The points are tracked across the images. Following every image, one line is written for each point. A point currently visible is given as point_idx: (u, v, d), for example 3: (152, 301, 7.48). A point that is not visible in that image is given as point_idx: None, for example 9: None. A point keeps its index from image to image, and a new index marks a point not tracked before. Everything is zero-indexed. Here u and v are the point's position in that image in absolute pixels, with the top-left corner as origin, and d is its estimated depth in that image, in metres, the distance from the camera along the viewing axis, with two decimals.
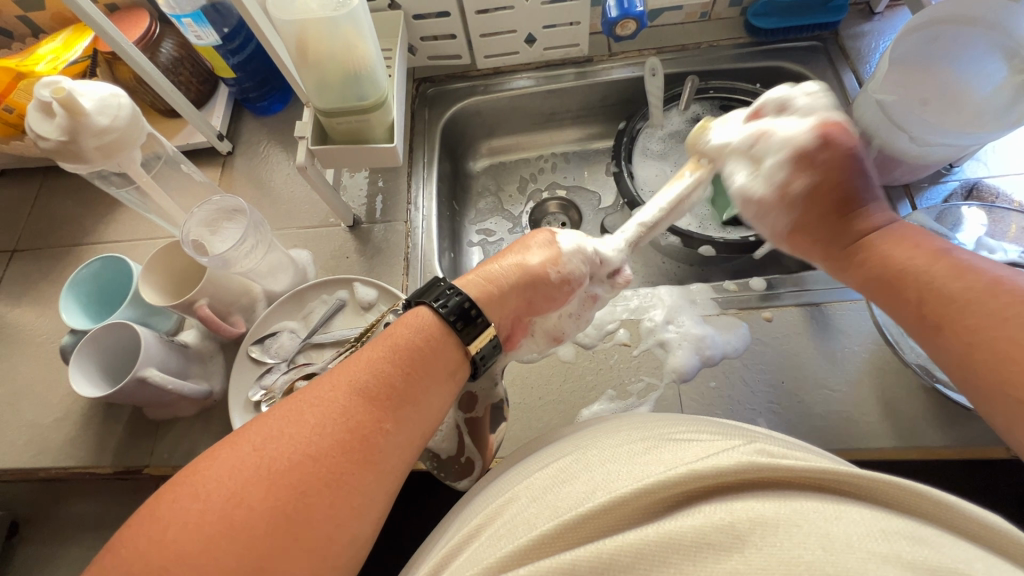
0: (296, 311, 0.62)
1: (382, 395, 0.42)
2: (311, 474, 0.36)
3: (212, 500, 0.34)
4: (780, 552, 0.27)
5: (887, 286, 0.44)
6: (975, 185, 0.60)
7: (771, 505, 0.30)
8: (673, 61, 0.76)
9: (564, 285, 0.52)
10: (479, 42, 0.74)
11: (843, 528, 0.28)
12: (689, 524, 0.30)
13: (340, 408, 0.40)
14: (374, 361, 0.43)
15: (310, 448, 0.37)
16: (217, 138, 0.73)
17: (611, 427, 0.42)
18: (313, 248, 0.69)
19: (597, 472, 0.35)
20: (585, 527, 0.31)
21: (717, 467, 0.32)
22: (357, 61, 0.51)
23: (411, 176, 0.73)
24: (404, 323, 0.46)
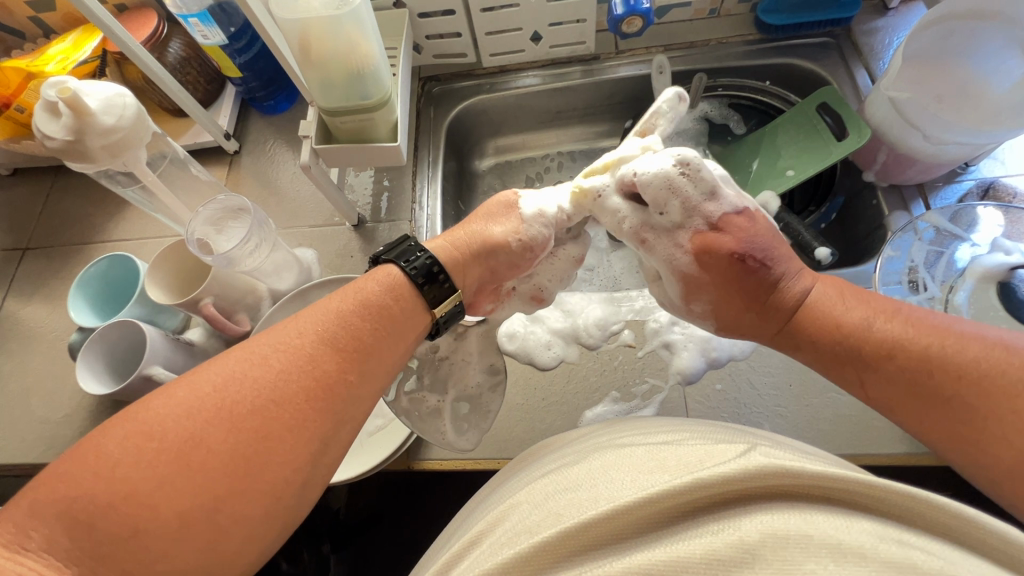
0: (300, 310, 0.62)
1: (351, 348, 0.42)
2: (272, 418, 0.37)
3: (170, 437, 0.35)
4: (791, 566, 0.27)
5: (839, 367, 0.43)
6: (992, 184, 0.58)
7: (781, 517, 0.29)
8: (682, 58, 0.75)
9: (521, 257, 0.52)
10: (485, 41, 0.73)
11: (854, 541, 0.28)
12: (700, 541, 0.29)
13: (305, 356, 0.40)
14: (342, 314, 0.43)
15: (271, 392, 0.38)
16: (224, 137, 0.73)
17: (612, 433, 0.42)
18: (318, 247, 0.69)
19: (602, 479, 0.35)
20: (588, 535, 0.31)
21: (724, 477, 0.31)
22: (361, 60, 0.51)
23: (416, 175, 0.73)
24: (372, 281, 0.46)
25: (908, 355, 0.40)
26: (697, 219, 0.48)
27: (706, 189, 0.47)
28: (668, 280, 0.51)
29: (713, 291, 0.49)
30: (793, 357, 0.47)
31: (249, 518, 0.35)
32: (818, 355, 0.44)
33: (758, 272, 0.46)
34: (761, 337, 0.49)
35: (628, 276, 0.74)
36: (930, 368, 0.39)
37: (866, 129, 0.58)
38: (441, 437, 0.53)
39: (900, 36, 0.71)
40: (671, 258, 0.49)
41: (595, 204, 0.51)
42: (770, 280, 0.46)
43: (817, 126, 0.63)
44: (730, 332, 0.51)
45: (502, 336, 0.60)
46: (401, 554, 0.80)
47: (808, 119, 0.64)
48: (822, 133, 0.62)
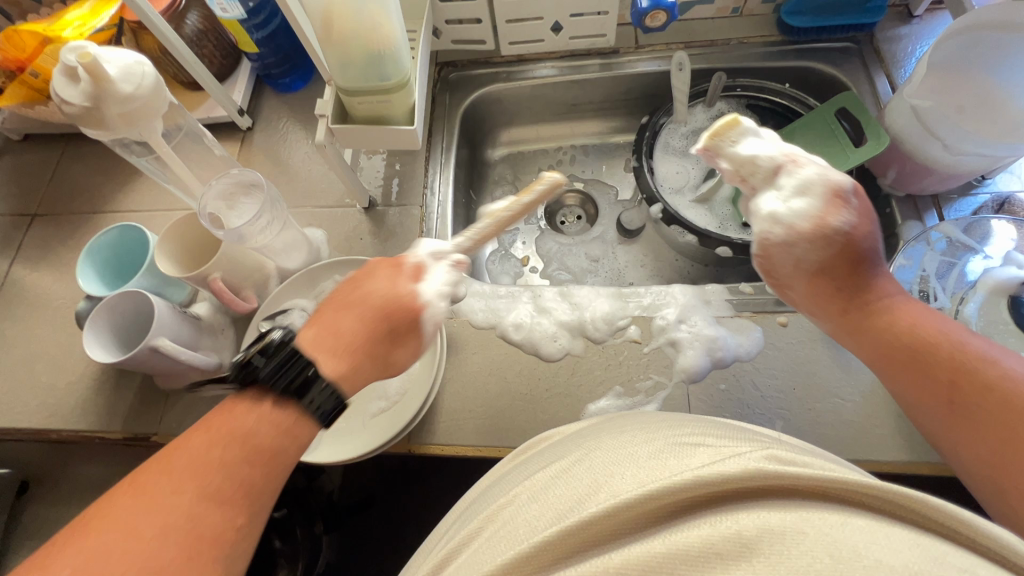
0: (308, 290, 0.63)
1: (229, 498, 0.34)
2: None
3: (121, 536, 0.31)
4: (789, 558, 0.27)
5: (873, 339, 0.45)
6: (1008, 199, 0.58)
7: (778, 513, 0.29)
8: (700, 57, 0.74)
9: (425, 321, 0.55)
10: (505, 29, 0.73)
11: (850, 536, 0.27)
12: (696, 534, 0.29)
13: (183, 512, 0.33)
14: (211, 459, 0.35)
15: (226, 481, 0.35)
16: (238, 113, 0.73)
17: (614, 426, 0.42)
18: (328, 227, 0.69)
19: (602, 473, 0.35)
20: (590, 531, 0.31)
21: (725, 476, 0.31)
22: (382, 40, 0.50)
23: (429, 161, 0.73)
24: (242, 417, 0.37)
25: (976, 377, 0.39)
26: (827, 180, 0.48)
27: (766, 174, 0.49)
28: (752, 225, 0.51)
29: (812, 248, 0.47)
30: (856, 350, 0.48)
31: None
32: (879, 344, 0.45)
33: (864, 287, 0.46)
34: (830, 318, 0.49)
35: (633, 269, 0.75)
36: (991, 394, 0.38)
37: (884, 136, 0.57)
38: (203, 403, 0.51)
39: (924, 45, 0.70)
40: (779, 214, 0.48)
41: (716, 157, 0.51)
42: (863, 270, 0.47)
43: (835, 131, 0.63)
44: (796, 300, 0.51)
45: (508, 326, 0.60)
46: (397, 533, 0.82)
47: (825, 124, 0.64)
48: (839, 139, 0.62)
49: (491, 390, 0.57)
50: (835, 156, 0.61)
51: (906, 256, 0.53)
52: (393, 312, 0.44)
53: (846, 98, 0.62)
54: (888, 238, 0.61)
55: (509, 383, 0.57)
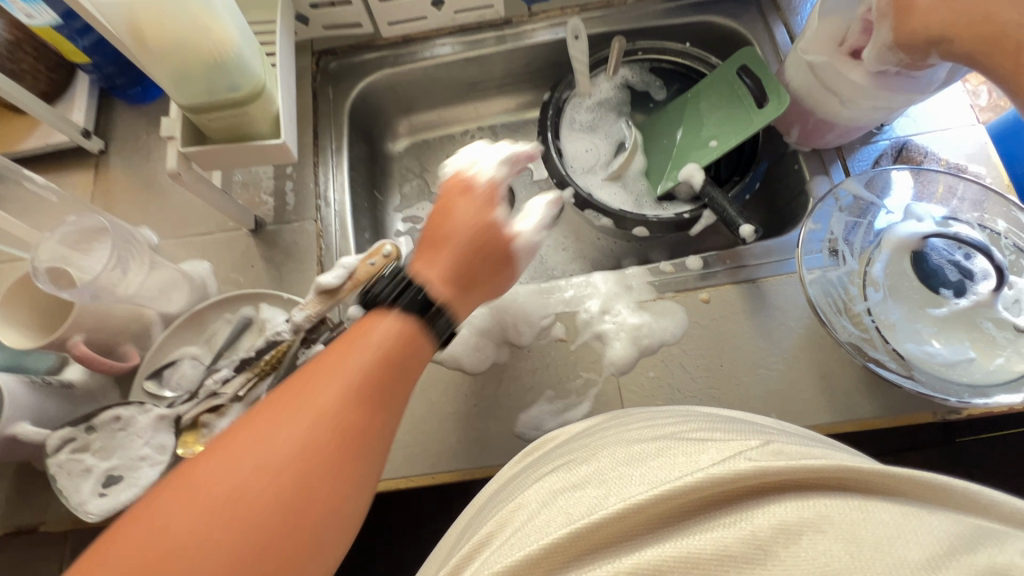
0: (197, 336, 0.56)
1: (344, 432, 0.33)
2: (255, 536, 0.29)
3: (202, 500, 0.29)
4: (804, 558, 0.24)
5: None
6: (905, 144, 0.59)
7: (792, 507, 0.26)
8: (598, 20, 0.69)
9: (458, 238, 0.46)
10: (381, 8, 0.64)
11: (871, 530, 0.24)
12: (712, 538, 0.27)
13: (304, 444, 0.32)
14: (319, 390, 0.34)
15: (299, 440, 0.32)
16: (83, 137, 0.63)
17: (619, 425, 0.39)
18: (214, 257, 0.62)
19: (614, 479, 0.31)
20: (600, 535, 0.28)
21: (739, 471, 0.28)
22: (217, 48, 0.42)
23: (319, 166, 0.66)
24: (376, 330, 0.38)
25: None
26: None
27: None
28: None
29: None
30: None
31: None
32: None
33: None
34: None
35: (555, 254, 0.71)
36: None
37: (783, 92, 0.56)
38: (75, 499, 0.46)
39: None
40: None
41: None
42: None
43: (739, 90, 0.60)
44: None
45: None
46: (355, 559, 0.78)
47: (728, 84, 0.61)
48: (742, 99, 0.60)
49: (416, 416, 0.53)
50: (739, 120, 0.59)
51: (817, 217, 0.51)
52: (505, 261, 0.46)
53: (745, 54, 0.60)
54: (799, 195, 0.60)
55: (435, 405, 0.54)
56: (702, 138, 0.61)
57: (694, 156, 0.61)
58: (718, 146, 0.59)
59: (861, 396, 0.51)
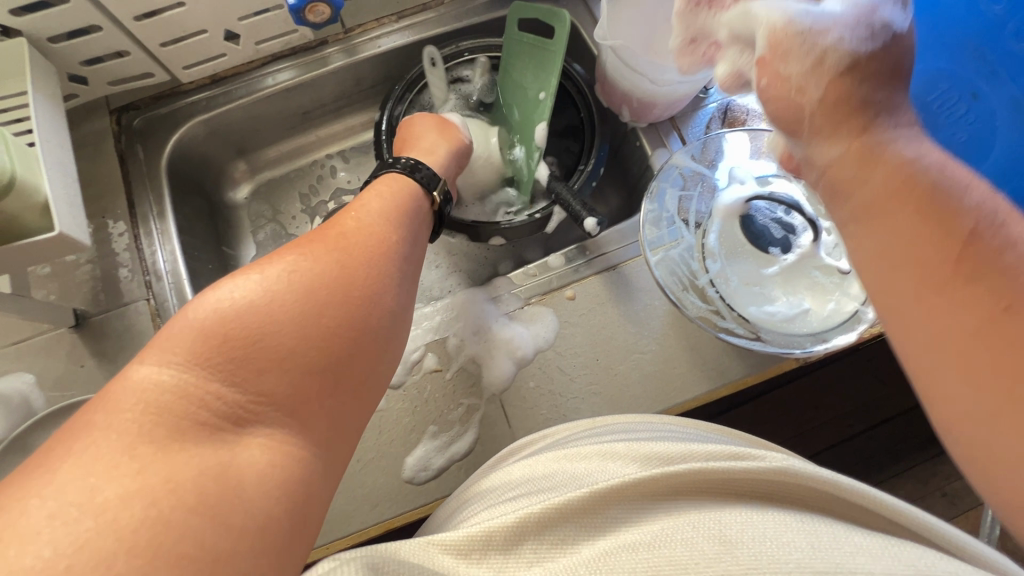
0: (25, 462, 0.49)
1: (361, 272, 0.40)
2: (307, 342, 0.35)
3: (212, 317, 0.34)
4: (755, 552, 0.28)
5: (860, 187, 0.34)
6: (729, 105, 0.60)
7: (751, 512, 0.30)
8: (420, 26, 0.67)
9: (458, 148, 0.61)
10: (165, 54, 0.57)
11: (823, 534, 0.28)
12: (687, 540, 0.30)
13: (317, 276, 0.38)
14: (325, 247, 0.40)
15: (289, 275, 0.37)
16: None
17: (594, 425, 0.42)
18: (35, 365, 0.54)
19: (596, 470, 0.34)
20: (575, 518, 0.32)
21: (704, 470, 0.32)
22: None
23: (142, 239, 0.59)
24: (371, 207, 0.46)
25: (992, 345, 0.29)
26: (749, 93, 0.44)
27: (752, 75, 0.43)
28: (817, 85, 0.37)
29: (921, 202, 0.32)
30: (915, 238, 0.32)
31: (343, 375, 0.36)
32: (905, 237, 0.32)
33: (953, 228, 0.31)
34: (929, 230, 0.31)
35: (427, 273, 0.67)
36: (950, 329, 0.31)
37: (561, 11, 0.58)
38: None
39: None
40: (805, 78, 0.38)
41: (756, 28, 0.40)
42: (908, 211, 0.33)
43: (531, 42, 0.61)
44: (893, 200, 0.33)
45: None
46: None
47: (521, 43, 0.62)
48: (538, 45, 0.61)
49: None
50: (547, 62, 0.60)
51: (655, 195, 0.51)
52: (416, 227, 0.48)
53: (517, 10, 0.61)
54: (646, 171, 0.61)
55: None
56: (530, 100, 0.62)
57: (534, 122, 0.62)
58: (547, 96, 0.60)
59: (730, 360, 0.53)
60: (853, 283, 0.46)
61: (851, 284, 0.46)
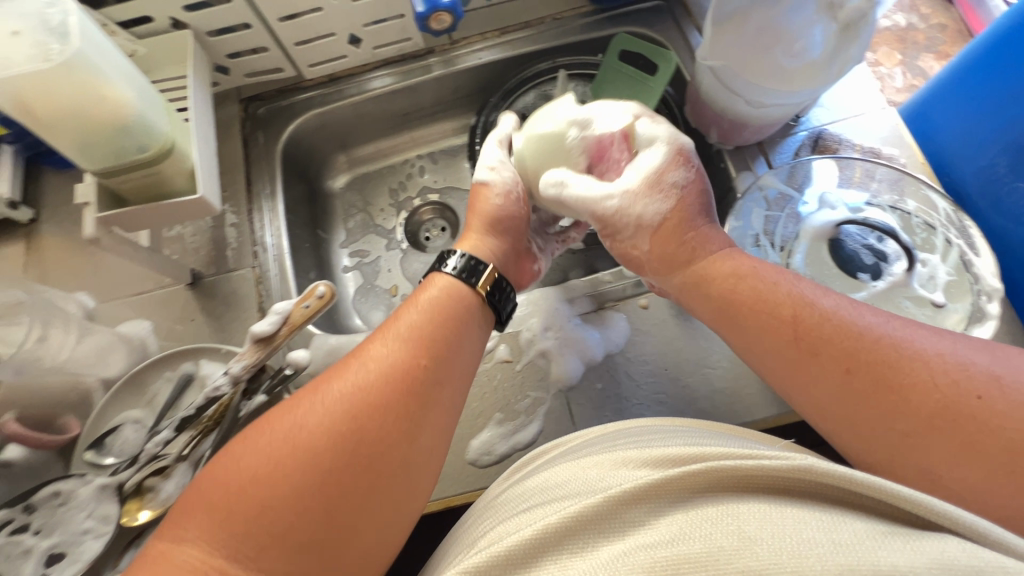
0: (138, 398, 0.55)
1: (404, 386, 0.42)
2: (340, 469, 0.38)
3: (224, 481, 0.37)
4: (787, 548, 0.27)
5: (762, 335, 0.43)
6: (820, 134, 0.60)
7: (774, 509, 0.29)
8: (521, 41, 0.71)
9: (513, 200, 0.55)
10: (297, 51, 0.64)
11: (849, 534, 0.28)
12: (704, 535, 0.29)
13: (360, 399, 0.40)
14: (375, 357, 0.43)
15: (293, 438, 0.38)
16: (9, 208, 0.62)
17: (603, 434, 0.41)
18: (153, 315, 0.61)
19: (603, 475, 0.34)
20: (590, 523, 0.31)
21: (714, 469, 0.31)
22: (113, 111, 0.42)
23: (255, 214, 0.66)
24: (426, 294, 0.48)
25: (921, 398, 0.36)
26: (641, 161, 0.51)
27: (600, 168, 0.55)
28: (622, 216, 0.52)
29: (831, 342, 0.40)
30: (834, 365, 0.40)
31: (335, 539, 0.37)
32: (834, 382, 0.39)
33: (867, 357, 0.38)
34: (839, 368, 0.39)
35: None
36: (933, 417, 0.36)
37: (667, 53, 0.63)
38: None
39: None
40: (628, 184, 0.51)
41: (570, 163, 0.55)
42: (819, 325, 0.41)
43: (629, 72, 0.65)
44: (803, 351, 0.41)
45: None
46: None
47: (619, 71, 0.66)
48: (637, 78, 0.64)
49: None
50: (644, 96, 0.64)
51: (741, 216, 0.52)
52: (474, 305, 0.49)
53: (622, 42, 0.64)
54: (727, 193, 0.62)
55: None
56: None
57: None
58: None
59: None
60: (947, 317, 0.45)
61: (945, 318, 0.45)
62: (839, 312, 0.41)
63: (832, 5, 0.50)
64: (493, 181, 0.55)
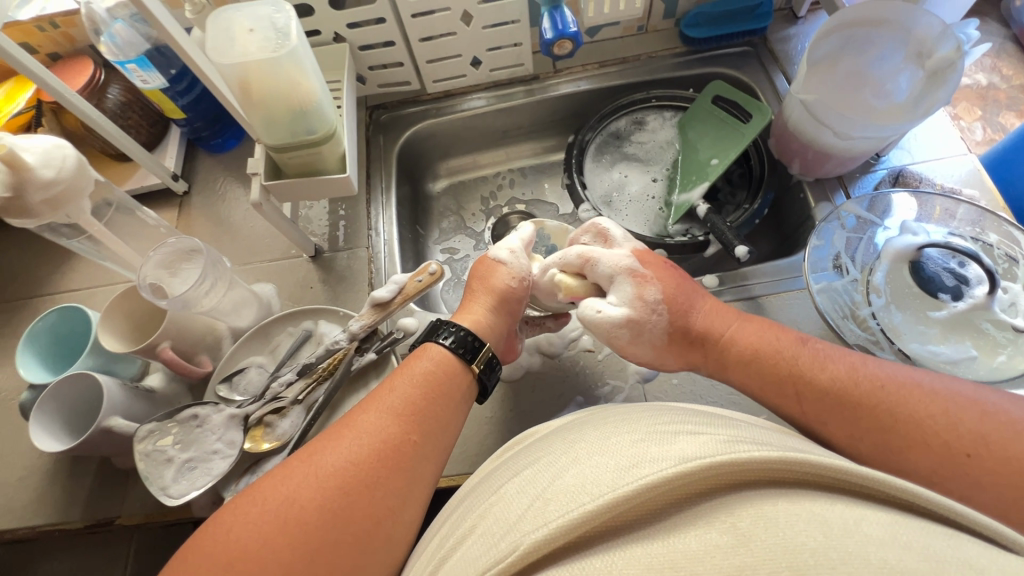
0: (263, 346, 0.63)
1: (389, 454, 0.43)
2: (324, 534, 0.38)
3: (214, 552, 0.37)
4: (784, 541, 0.28)
5: (775, 391, 0.46)
6: (901, 171, 0.64)
7: (770, 499, 0.31)
8: (617, 74, 0.79)
9: (525, 284, 0.57)
10: (427, 68, 0.75)
11: (839, 516, 0.30)
12: (702, 536, 0.30)
13: (351, 466, 0.41)
14: (367, 424, 0.44)
15: (285, 512, 0.38)
16: (172, 179, 0.73)
17: (593, 420, 0.42)
18: (277, 281, 0.70)
19: (587, 466, 0.35)
20: (587, 524, 0.32)
21: (717, 463, 0.32)
22: (302, 97, 0.52)
23: (371, 203, 0.74)
24: (422, 359, 0.49)
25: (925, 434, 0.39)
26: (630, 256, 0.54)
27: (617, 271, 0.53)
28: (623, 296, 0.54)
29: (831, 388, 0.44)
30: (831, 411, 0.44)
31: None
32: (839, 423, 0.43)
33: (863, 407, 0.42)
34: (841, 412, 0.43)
35: None
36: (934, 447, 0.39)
37: (764, 106, 0.68)
38: (158, 485, 0.51)
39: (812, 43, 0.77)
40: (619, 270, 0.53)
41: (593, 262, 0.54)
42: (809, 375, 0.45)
43: (719, 115, 0.72)
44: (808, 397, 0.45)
45: None
46: None
47: (708, 112, 0.72)
48: (726, 122, 0.71)
49: None
50: (733, 135, 0.69)
51: (824, 235, 0.57)
52: (465, 373, 0.50)
53: (716, 88, 0.72)
54: (805, 220, 0.66)
55: (473, 409, 0.58)
56: (703, 159, 0.71)
57: (698, 181, 0.71)
58: (720, 163, 0.69)
59: None
60: None
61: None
62: (849, 368, 0.44)
63: (919, 55, 0.57)
64: (508, 262, 0.57)
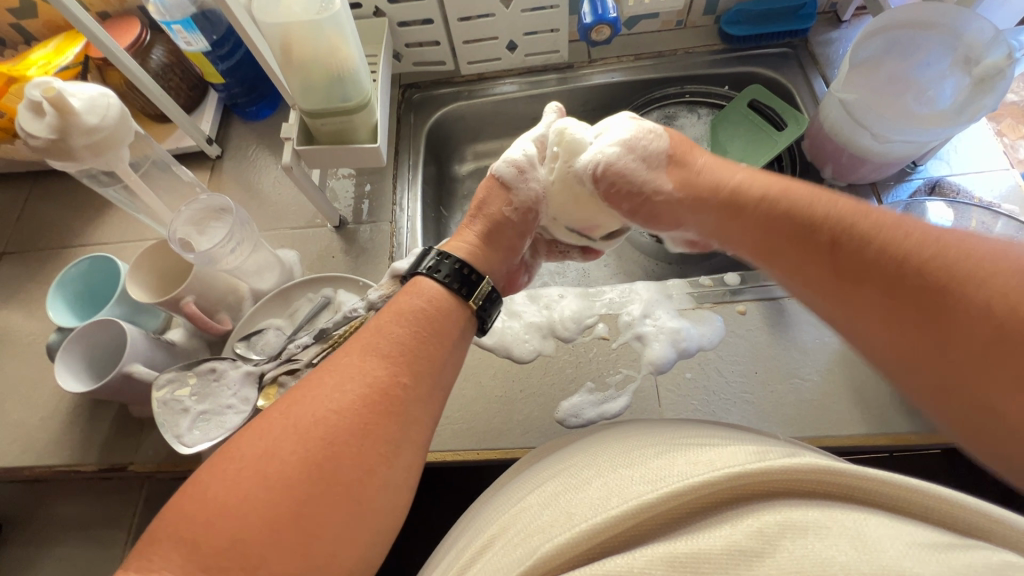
0: (282, 309, 0.64)
1: (379, 395, 0.43)
2: (319, 473, 0.39)
3: (200, 503, 0.37)
4: (812, 554, 0.27)
5: (804, 268, 0.44)
6: (938, 182, 0.63)
7: (802, 509, 0.30)
8: (652, 67, 0.79)
9: (529, 217, 0.57)
10: (463, 49, 0.76)
11: (879, 531, 0.28)
12: (723, 535, 0.29)
13: (341, 407, 0.41)
14: (356, 366, 0.44)
15: (266, 458, 0.38)
16: (206, 142, 0.75)
17: (617, 432, 0.41)
18: (300, 249, 0.71)
19: (610, 477, 0.34)
20: (609, 532, 0.31)
21: (741, 473, 0.31)
22: (341, 64, 0.53)
23: (397, 179, 0.75)
24: (411, 296, 0.49)
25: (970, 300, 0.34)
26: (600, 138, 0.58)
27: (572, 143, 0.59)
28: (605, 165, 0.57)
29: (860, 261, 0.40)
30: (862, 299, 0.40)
31: (316, 556, 0.37)
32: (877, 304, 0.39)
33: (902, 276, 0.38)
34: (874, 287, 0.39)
35: (597, 269, 0.75)
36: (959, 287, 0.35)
37: (801, 118, 0.67)
38: (173, 432, 0.53)
39: None
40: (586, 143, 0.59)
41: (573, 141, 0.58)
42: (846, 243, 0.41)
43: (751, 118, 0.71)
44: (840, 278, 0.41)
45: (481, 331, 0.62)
46: None
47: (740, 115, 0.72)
48: (757, 125, 0.70)
49: (468, 396, 0.58)
50: (764, 141, 0.69)
51: None
52: (456, 310, 0.50)
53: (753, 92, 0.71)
54: None
55: (485, 387, 0.58)
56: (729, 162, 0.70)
57: None
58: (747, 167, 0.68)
59: (897, 410, 0.53)
60: None
61: None
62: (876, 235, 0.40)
63: (967, 62, 0.56)
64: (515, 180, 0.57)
